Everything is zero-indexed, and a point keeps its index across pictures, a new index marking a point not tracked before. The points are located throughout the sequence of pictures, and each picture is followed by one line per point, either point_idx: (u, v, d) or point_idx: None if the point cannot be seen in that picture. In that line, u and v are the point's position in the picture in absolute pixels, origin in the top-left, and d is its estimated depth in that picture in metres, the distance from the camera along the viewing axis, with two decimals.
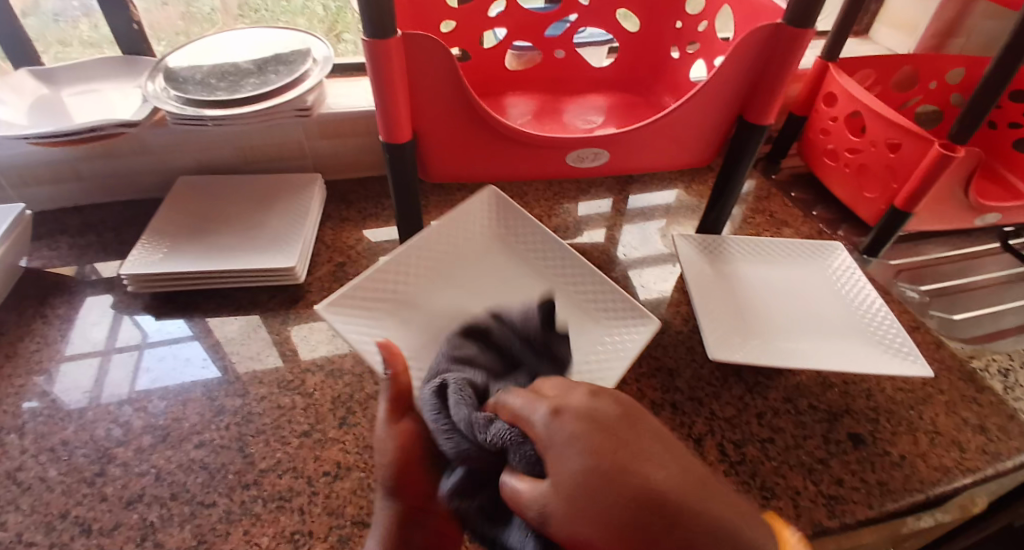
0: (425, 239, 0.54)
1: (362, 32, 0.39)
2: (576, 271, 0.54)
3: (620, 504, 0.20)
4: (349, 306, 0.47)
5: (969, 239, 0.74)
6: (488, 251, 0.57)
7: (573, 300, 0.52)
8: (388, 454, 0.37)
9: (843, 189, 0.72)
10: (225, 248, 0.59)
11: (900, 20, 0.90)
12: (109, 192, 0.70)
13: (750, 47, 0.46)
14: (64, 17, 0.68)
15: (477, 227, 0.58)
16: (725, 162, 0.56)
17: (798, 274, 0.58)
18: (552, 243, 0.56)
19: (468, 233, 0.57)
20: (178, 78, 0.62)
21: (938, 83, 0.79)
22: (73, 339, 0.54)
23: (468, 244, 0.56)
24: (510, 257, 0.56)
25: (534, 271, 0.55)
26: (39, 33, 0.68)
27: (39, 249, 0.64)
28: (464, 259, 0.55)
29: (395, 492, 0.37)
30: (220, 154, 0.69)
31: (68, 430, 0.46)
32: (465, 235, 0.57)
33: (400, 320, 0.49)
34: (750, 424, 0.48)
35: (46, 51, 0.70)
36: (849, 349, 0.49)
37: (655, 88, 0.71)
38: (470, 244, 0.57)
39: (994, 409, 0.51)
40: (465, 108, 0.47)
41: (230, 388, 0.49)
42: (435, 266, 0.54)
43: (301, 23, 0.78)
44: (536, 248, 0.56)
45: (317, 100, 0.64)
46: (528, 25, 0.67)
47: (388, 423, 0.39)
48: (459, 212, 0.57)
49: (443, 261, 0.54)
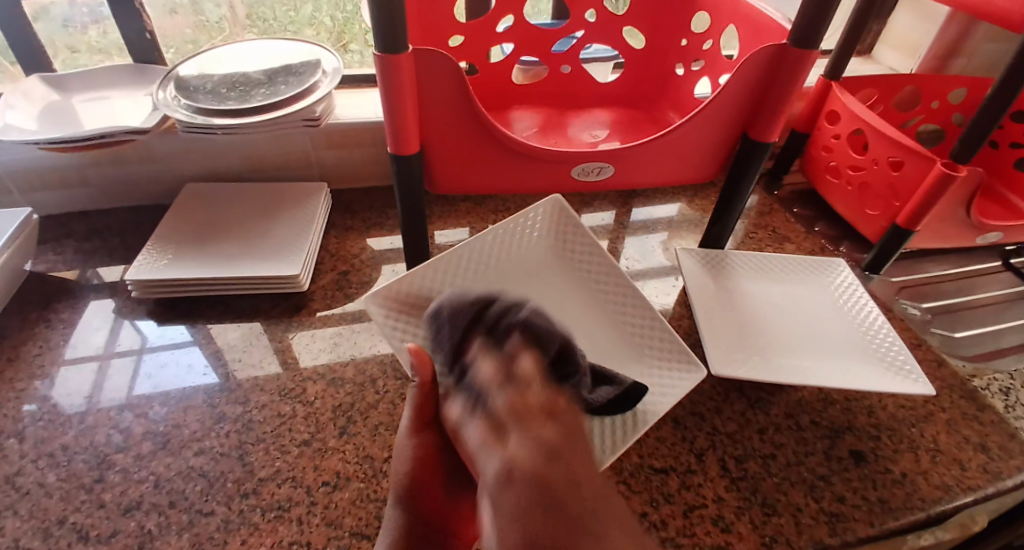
0: (482, 243, 0.51)
1: (375, 46, 0.40)
2: (629, 298, 0.50)
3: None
4: (393, 301, 0.46)
5: (971, 257, 0.74)
6: (545, 265, 0.53)
7: (619, 330, 0.49)
8: (405, 464, 0.38)
9: (845, 206, 0.73)
10: (229, 255, 0.59)
11: (902, 41, 0.91)
12: (116, 198, 0.70)
13: (756, 66, 0.47)
14: (76, 24, 0.69)
15: (535, 238, 0.54)
16: (729, 178, 0.56)
17: (802, 291, 0.58)
18: (612, 267, 0.52)
19: (526, 244, 0.53)
20: (188, 86, 0.63)
21: (940, 103, 0.80)
22: (75, 343, 0.54)
23: (528, 255, 0.53)
24: (567, 278, 0.52)
25: (587, 295, 0.52)
26: (49, 38, 0.69)
27: (44, 253, 0.64)
28: (524, 271, 0.52)
29: (406, 501, 0.38)
30: (226, 161, 0.70)
31: (68, 435, 0.46)
32: (525, 244, 0.53)
33: None
34: (751, 439, 0.48)
35: (56, 56, 0.71)
36: (852, 366, 0.49)
37: (659, 104, 0.72)
38: (528, 256, 0.53)
39: (995, 428, 0.51)
40: (474, 121, 0.48)
41: (231, 395, 0.49)
42: (489, 273, 0.50)
43: (309, 34, 0.79)
44: (596, 269, 0.52)
45: (326, 111, 0.65)
46: (536, 41, 0.68)
47: (409, 434, 0.39)
48: (518, 220, 0.53)
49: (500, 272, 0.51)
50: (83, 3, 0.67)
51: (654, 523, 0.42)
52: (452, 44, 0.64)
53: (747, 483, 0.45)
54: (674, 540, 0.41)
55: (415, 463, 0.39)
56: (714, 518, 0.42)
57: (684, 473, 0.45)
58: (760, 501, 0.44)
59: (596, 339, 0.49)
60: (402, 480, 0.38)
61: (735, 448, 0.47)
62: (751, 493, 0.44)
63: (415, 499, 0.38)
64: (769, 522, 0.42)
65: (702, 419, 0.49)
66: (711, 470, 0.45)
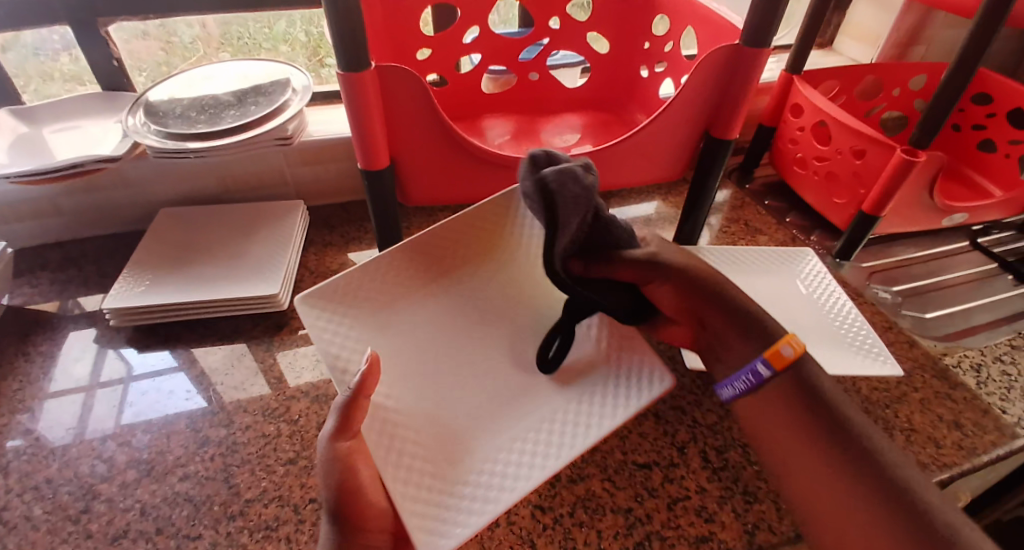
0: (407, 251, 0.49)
1: (338, 65, 0.40)
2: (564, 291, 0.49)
3: (703, 281, 0.42)
4: (329, 305, 0.45)
5: (940, 239, 0.76)
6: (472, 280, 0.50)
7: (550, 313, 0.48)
8: (330, 476, 0.36)
9: (814, 196, 0.75)
10: (207, 278, 0.59)
11: (862, 31, 0.93)
12: (93, 225, 0.70)
13: (712, 67, 0.48)
14: (45, 50, 0.68)
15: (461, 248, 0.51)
16: (697, 175, 0.57)
17: (768, 280, 0.59)
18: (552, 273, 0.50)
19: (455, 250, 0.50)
20: (158, 112, 0.63)
21: (901, 91, 0.82)
22: (55, 375, 0.54)
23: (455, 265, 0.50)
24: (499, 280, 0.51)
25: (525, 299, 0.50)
26: (19, 67, 0.69)
27: (20, 286, 0.64)
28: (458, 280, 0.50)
29: (335, 515, 0.36)
30: (202, 184, 0.70)
31: (52, 467, 0.46)
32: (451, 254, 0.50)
33: (373, 328, 0.45)
34: (731, 430, 0.49)
35: (27, 85, 0.70)
36: (823, 350, 0.50)
37: (628, 106, 0.73)
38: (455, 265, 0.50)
39: (968, 404, 0.53)
40: (442, 133, 0.48)
41: (215, 419, 0.49)
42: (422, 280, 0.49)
43: (284, 50, 0.80)
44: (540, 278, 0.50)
45: (298, 129, 0.66)
46: (502, 49, 0.69)
47: (332, 442, 0.37)
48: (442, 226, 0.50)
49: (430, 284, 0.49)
50: (51, 31, 0.66)
51: (640, 517, 0.43)
52: (420, 57, 0.65)
53: (729, 473, 0.46)
54: (660, 533, 0.42)
55: (344, 473, 0.36)
56: (697, 508, 0.43)
57: (667, 467, 0.46)
58: (741, 489, 0.45)
59: (517, 357, 0.46)
60: (330, 491, 0.36)
61: (714, 439, 0.48)
62: (733, 482, 0.45)
63: (344, 510, 0.36)
64: (751, 510, 0.43)
65: (683, 413, 0.50)
66: (693, 462, 0.46)
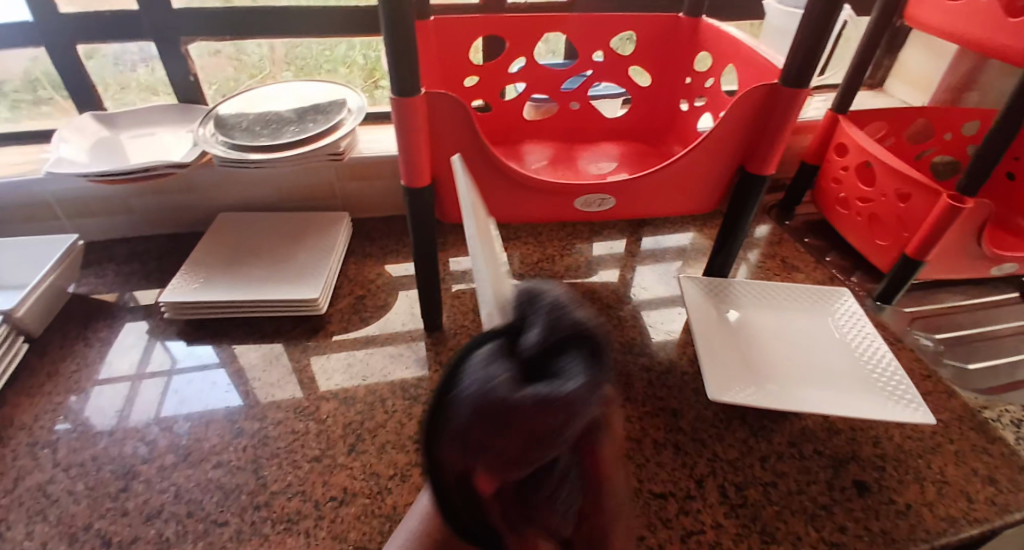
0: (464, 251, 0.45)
1: (391, 90, 0.43)
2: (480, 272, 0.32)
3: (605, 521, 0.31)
4: None
5: (988, 289, 0.73)
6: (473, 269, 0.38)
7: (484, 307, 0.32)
8: None
9: (856, 237, 0.73)
10: (254, 279, 0.63)
11: (913, 74, 0.92)
12: (156, 225, 0.76)
13: (750, 105, 0.49)
14: (124, 61, 0.74)
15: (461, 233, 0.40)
16: (730, 208, 0.57)
17: (801, 319, 0.58)
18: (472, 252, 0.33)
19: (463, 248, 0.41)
20: (226, 124, 0.68)
21: (953, 135, 0.80)
22: (110, 362, 0.58)
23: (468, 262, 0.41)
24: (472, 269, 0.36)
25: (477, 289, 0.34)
26: (101, 75, 0.75)
27: (87, 276, 0.70)
28: None
29: None
30: (257, 193, 0.75)
31: (98, 446, 0.49)
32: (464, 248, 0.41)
33: None
34: (752, 467, 0.48)
35: (107, 92, 0.77)
36: (855, 396, 0.48)
37: (666, 138, 0.75)
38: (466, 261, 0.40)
39: (1006, 460, 0.50)
40: (483, 157, 0.50)
41: (250, 412, 0.52)
42: None
43: (343, 72, 0.84)
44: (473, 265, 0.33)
45: (349, 146, 0.70)
46: (546, 79, 0.71)
47: None
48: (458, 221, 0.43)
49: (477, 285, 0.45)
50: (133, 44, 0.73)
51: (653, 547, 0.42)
52: (468, 84, 0.69)
53: (747, 511, 0.45)
54: None
55: None
56: (711, 544, 0.42)
57: (682, 499, 0.45)
58: (758, 529, 0.43)
59: None
60: None
61: (735, 475, 0.47)
62: (751, 521, 0.44)
63: None
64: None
65: (703, 446, 0.49)
66: (710, 497, 0.45)
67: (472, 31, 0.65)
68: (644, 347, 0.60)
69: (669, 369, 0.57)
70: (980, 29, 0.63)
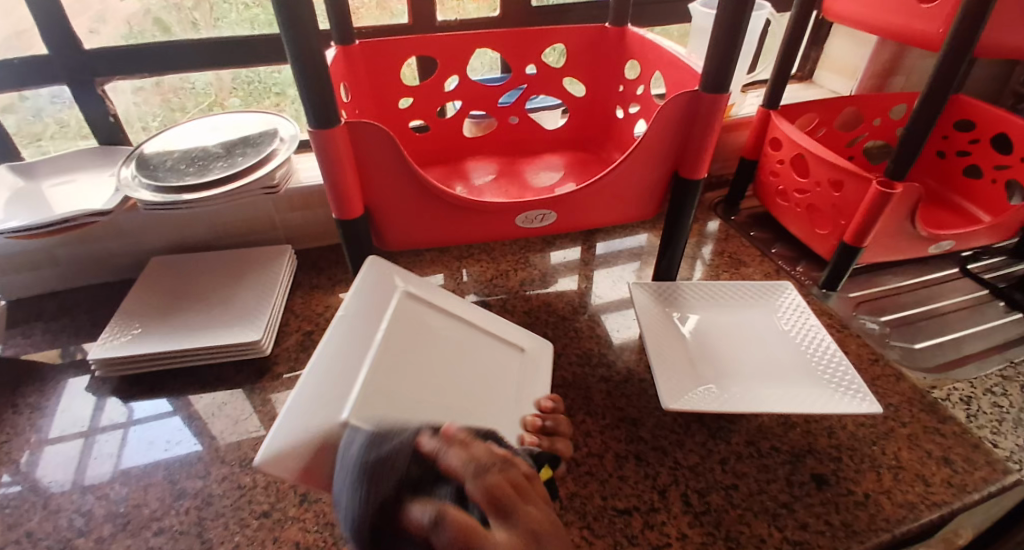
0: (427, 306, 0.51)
1: (308, 124, 0.42)
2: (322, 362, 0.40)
3: None
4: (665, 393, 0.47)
5: (928, 267, 0.76)
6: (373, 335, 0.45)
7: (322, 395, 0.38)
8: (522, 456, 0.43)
9: (797, 226, 0.75)
10: (192, 325, 0.60)
11: (839, 64, 0.96)
12: (86, 274, 0.72)
13: (674, 112, 0.49)
14: (61, 100, 0.70)
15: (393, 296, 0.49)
16: (670, 212, 0.58)
17: (746, 317, 0.59)
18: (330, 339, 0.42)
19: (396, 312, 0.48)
20: (149, 165, 0.65)
21: (881, 120, 0.84)
22: (40, 428, 0.54)
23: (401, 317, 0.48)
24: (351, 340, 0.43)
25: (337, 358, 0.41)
26: (37, 115, 0.71)
27: (13, 337, 0.65)
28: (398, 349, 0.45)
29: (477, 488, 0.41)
30: (193, 232, 0.72)
31: (32, 521, 0.46)
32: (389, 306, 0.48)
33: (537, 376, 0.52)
34: (713, 471, 0.48)
35: (44, 131, 0.72)
36: (799, 390, 0.49)
37: (606, 146, 0.75)
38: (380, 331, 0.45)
39: (958, 439, 0.51)
40: (415, 184, 0.49)
41: (193, 470, 0.49)
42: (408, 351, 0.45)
43: (292, 94, 0.81)
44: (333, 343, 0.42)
45: (284, 176, 0.67)
46: (481, 95, 0.71)
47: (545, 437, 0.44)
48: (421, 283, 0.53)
49: (408, 351, 0.45)
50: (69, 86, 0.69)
51: None
52: (402, 106, 0.68)
53: (711, 517, 0.44)
54: None
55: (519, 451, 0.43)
56: None
57: (646, 512, 0.45)
58: (723, 535, 0.43)
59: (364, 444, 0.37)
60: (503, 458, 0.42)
61: (697, 481, 0.47)
62: (715, 527, 0.44)
63: None
64: None
65: (664, 453, 0.49)
66: (674, 507, 0.45)
67: (400, 53, 0.64)
68: (602, 356, 0.60)
69: (626, 378, 0.57)
70: (895, 17, 0.65)
